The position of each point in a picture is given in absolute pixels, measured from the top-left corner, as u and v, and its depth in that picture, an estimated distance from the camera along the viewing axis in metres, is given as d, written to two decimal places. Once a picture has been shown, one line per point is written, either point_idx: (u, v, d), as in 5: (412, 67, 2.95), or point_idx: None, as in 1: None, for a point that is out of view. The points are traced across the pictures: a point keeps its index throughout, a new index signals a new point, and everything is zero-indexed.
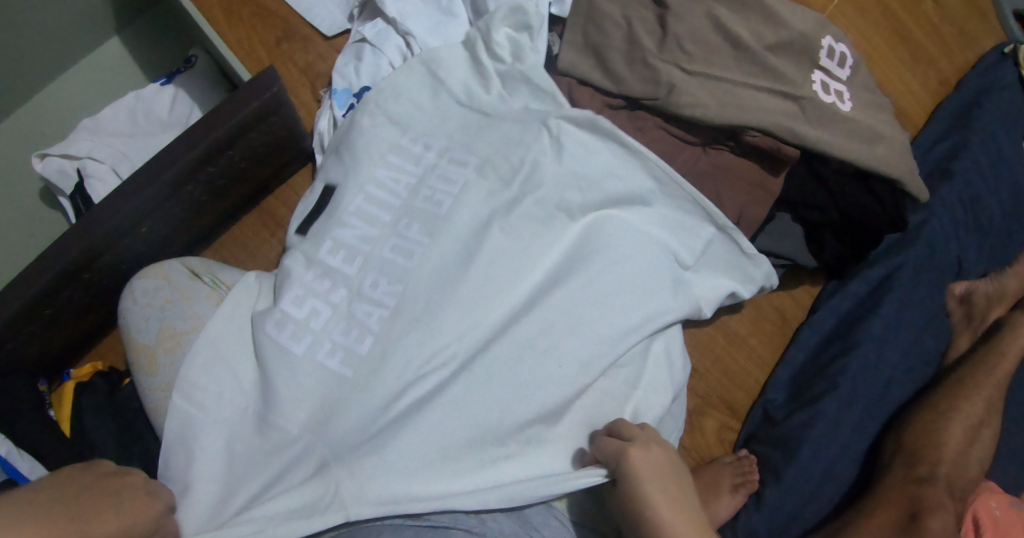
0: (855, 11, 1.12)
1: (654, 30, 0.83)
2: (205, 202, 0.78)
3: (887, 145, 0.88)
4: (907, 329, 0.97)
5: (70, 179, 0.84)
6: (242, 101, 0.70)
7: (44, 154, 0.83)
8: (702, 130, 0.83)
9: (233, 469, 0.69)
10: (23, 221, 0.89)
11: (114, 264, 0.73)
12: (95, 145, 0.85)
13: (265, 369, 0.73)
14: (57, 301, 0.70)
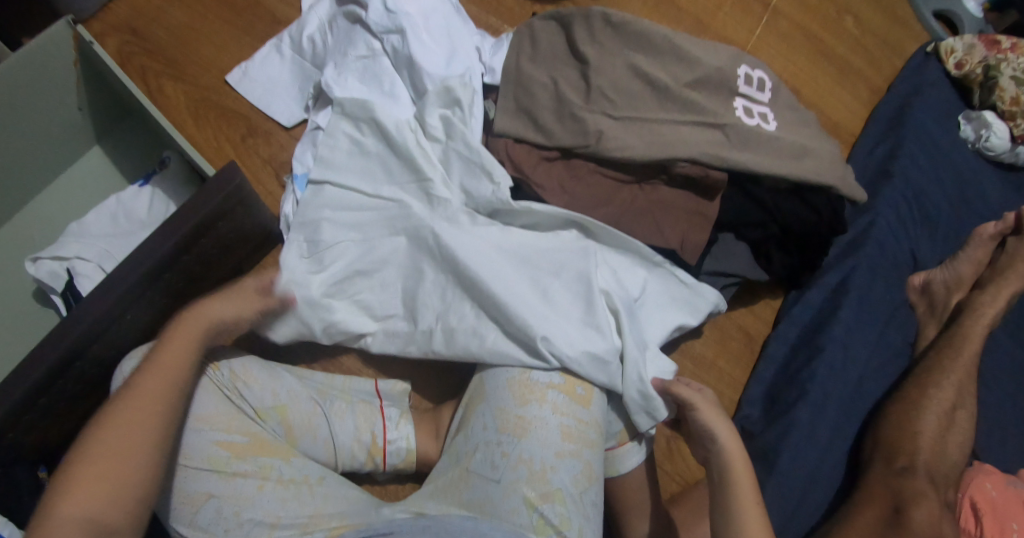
0: (778, 37, 1.21)
1: (580, 85, 0.91)
2: (183, 289, 0.85)
3: (815, 159, 0.94)
4: (871, 326, 1.01)
5: (60, 279, 0.91)
6: (211, 191, 0.78)
7: (36, 257, 0.91)
8: (635, 169, 0.89)
9: (223, 531, 0.70)
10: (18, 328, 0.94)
11: (101, 354, 0.79)
12: (82, 247, 0.92)
13: (256, 436, 0.75)
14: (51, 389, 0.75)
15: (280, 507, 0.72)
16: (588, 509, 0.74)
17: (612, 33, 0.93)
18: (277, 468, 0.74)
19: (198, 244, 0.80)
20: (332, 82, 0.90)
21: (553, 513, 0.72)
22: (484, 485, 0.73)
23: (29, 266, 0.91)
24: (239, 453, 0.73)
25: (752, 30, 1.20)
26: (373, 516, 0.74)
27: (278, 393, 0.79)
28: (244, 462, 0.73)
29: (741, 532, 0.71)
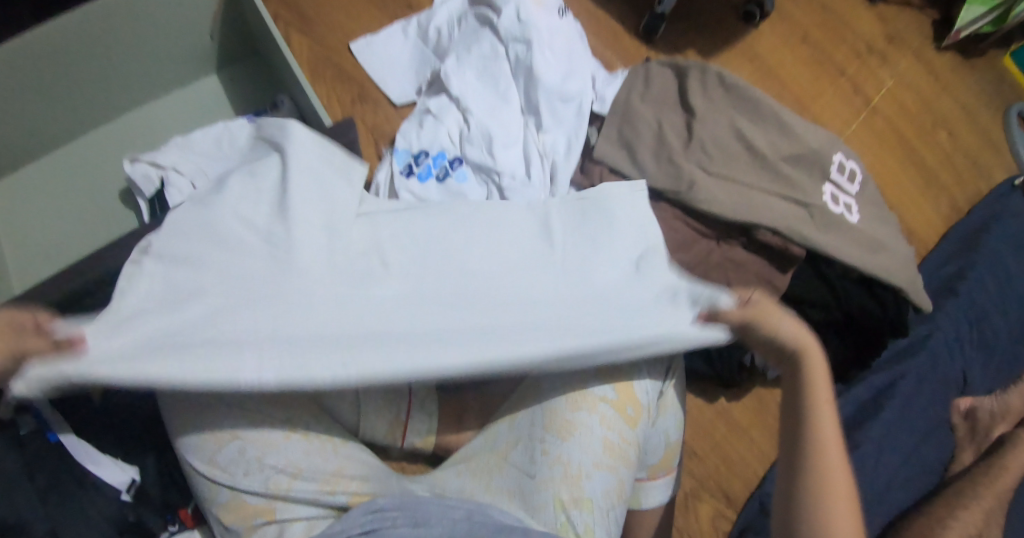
0: (870, 132, 1.23)
1: (682, 133, 0.94)
2: None
3: (891, 256, 0.94)
4: (908, 435, 1.01)
5: (151, 184, 0.94)
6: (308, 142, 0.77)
7: (134, 159, 0.95)
8: (716, 224, 0.90)
9: (243, 473, 0.68)
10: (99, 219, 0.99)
11: None
12: (179, 160, 0.94)
13: (290, 381, 0.73)
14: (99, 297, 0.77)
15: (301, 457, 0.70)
16: (612, 526, 0.73)
17: (722, 92, 0.97)
18: (303, 419, 0.73)
19: None
20: (452, 72, 0.94)
21: (578, 520, 0.71)
22: (518, 475, 0.75)
23: (126, 165, 0.94)
24: (269, 397, 0.71)
25: (849, 123, 1.23)
26: (392, 486, 0.75)
27: None
28: (273, 409, 0.71)
29: (808, 428, 0.70)
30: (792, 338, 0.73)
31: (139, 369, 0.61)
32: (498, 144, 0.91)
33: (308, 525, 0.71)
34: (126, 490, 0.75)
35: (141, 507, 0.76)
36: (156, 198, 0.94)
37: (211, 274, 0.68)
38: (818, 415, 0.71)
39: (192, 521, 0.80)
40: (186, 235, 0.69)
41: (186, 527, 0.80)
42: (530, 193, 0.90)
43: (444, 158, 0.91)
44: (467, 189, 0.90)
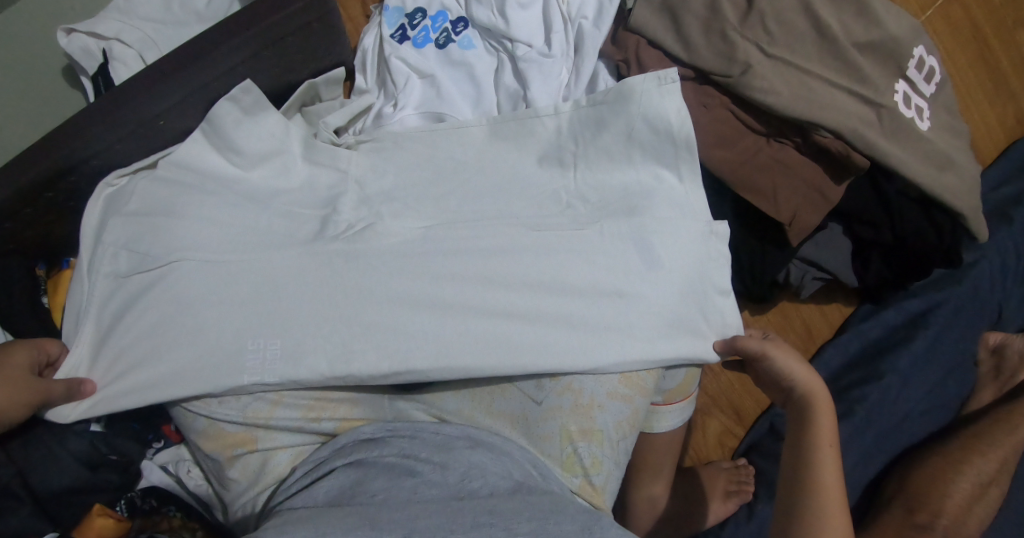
0: (945, 23, 1.04)
1: (739, 4, 0.75)
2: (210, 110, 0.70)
3: (959, 175, 0.82)
4: (933, 370, 0.92)
5: (94, 59, 0.76)
6: (264, 9, 0.66)
7: (69, 28, 0.75)
8: (769, 120, 0.75)
9: (217, 400, 0.62)
10: (36, 94, 0.83)
11: (107, 166, 0.67)
12: (124, 27, 0.75)
13: (231, 292, 0.62)
14: (42, 202, 0.65)
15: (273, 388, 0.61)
16: (621, 457, 0.65)
17: None
18: (245, 333, 0.61)
19: (260, 56, 0.68)
20: None
21: (586, 453, 0.63)
22: (523, 400, 0.64)
23: (60, 38, 0.75)
24: (205, 314, 0.61)
25: (923, 8, 1.03)
26: (386, 411, 0.65)
27: (263, 232, 0.64)
28: (208, 325, 0.61)
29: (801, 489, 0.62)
30: (797, 374, 0.66)
31: (118, 338, 0.61)
32: (512, 1, 0.72)
33: (295, 454, 0.63)
34: (97, 419, 0.68)
35: (114, 438, 0.69)
36: (99, 74, 0.75)
37: (172, 228, 0.63)
38: (820, 471, 0.62)
39: (177, 437, 0.74)
40: (153, 187, 0.65)
41: (171, 443, 0.74)
42: (550, 68, 0.73)
43: (445, 19, 0.74)
44: (474, 58, 0.73)
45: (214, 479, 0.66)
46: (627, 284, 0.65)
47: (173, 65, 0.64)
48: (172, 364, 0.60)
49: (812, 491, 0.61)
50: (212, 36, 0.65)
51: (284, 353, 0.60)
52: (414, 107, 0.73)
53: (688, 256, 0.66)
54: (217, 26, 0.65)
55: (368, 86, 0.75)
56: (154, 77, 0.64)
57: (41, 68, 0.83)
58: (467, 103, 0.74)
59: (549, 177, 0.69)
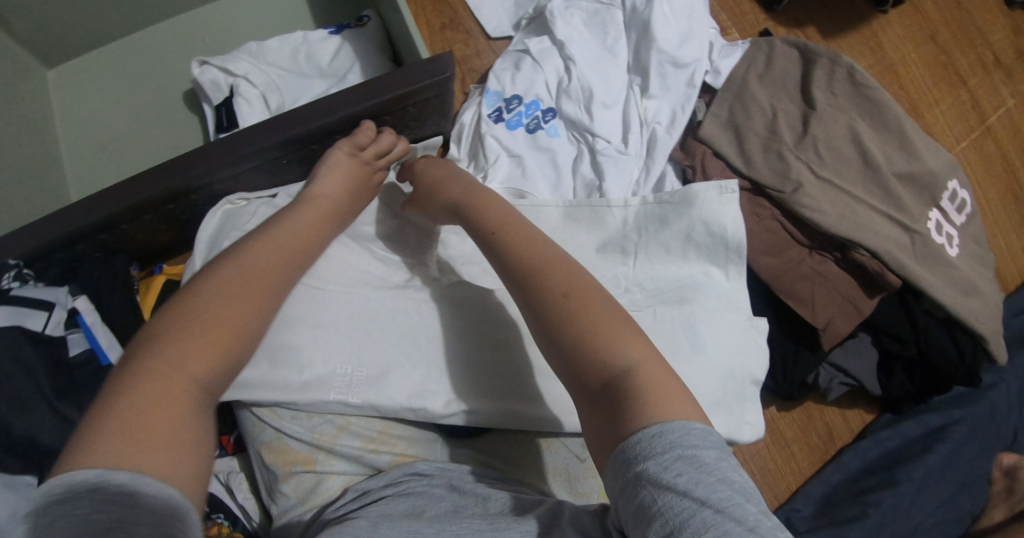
0: (979, 157, 1.12)
1: (796, 128, 0.85)
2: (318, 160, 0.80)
3: (982, 301, 0.89)
4: (948, 483, 0.96)
5: (220, 92, 0.86)
6: (397, 80, 0.71)
7: (203, 61, 0.85)
8: (814, 234, 0.82)
9: (289, 416, 0.69)
10: (160, 117, 0.94)
11: (220, 192, 0.75)
12: (253, 69, 0.86)
13: (324, 321, 0.70)
14: (158, 211, 0.74)
15: (349, 410, 0.68)
16: None
17: (849, 88, 0.87)
18: (335, 360, 0.68)
19: (376, 120, 0.75)
20: (559, 12, 0.84)
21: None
22: (568, 457, 0.71)
23: (193, 67, 0.85)
24: (299, 336, 0.68)
25: (959, 140, 1.12)
26: (437, 453, 0.70)
27: (359, 279, 0.74)
28: (301, 344, 0.68)
29: (554, 316, 0.57)
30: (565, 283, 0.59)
31: None
32: (598, 103, 0.82)
33: (346, 481, 0.68)
34: None
35: None
36: (223, 106, 0.85)
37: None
38: (590, 337, 0.56)
39: (232, 449, 0.78)
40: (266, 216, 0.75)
41: (226, 453, 0.78)
42: (624, 163, 0.81)
43: (537, 108, 0.83)
44: (558, 145, 0.83)
45: (264, 492, 0.71)
46: (677, 363, 0.70)
47: (300, 117, 0.71)
48: (261, 375, 0.67)
49: (611, 364, 0.54)
50: (336, 100, 0.71)
51: (370, 385, 0.68)
52: (500, 182, 0.80)
53: (730, 342, 0.73)
54: (348, 88, 0.72)
55: (460, 155, 0.84)
56: (282, 123, 0.71)
57: (168, 99, 0.94)
58: (546, 183, 0.82)
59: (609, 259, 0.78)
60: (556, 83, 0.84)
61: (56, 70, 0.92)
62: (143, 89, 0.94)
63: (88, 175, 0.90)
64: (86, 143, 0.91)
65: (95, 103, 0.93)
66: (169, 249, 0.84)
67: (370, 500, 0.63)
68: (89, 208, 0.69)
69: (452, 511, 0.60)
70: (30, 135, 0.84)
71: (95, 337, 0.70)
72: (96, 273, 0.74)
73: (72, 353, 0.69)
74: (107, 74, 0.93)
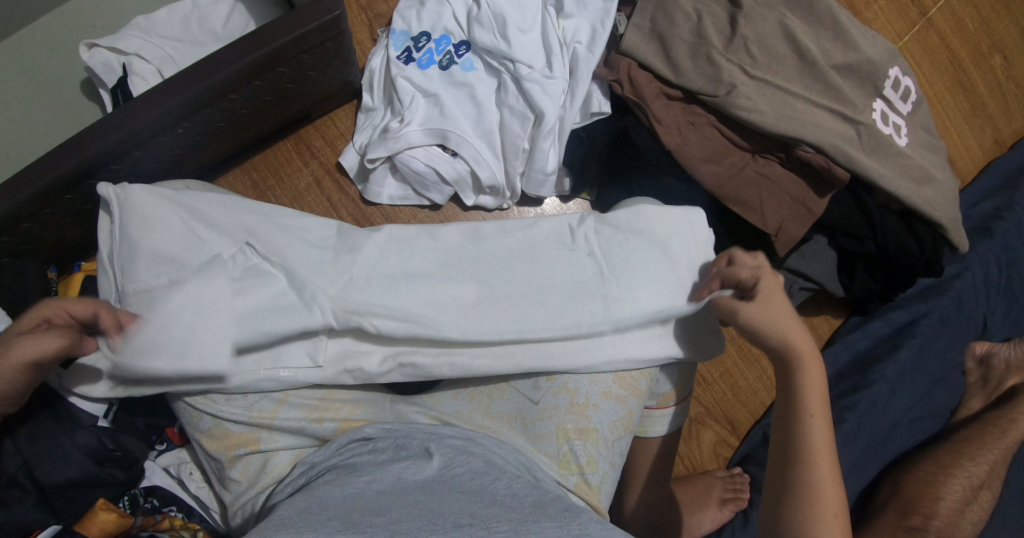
0: (922, 48, 1.09)
1: (724, 30, 0.80)
2: (224, 127, 0.73)
3: (937, 189, 0.86)
4: (924, 378, 0.94)
5: (113, 74, 0.79)
6: (284, 25, 0.66)
7: (91, 43, 0.78)
8: (754, 136, 0.79)
9: (225, 398, 0.64)
10: (55, 105, 0.88)
11: (122, 173, 0.70)
12: (145, 45, 0.80)
13: (229, 290, 0.63)
14: (58, 202, 0.68)
15: (284, 384, 0.64)
16: (616, 458, 0.67)
17: None
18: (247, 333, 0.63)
19: (271, 72, 0.69)
20: None
21: (583, 453, 0.65)
22: (521, 400, 0.67)
23: (82, 51, 0.78)
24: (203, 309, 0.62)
25: (900, 35, 1.08)
26: (387, 413, 0.66)
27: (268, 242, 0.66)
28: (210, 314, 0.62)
29: (800, 440, 0.62)
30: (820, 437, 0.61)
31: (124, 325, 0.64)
32: (513, 27, 0.76)
33: (294, 454, 0.65)
34: (104, 415, 0.68)
35: (119, 434, 0.69)
36: (118, 88, 0.78)
37: (172, 225, 0.64)
38: (815, 450, 0.61)
39: (181, 440, 0.74)
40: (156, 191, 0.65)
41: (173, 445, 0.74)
42: (553, 88, 0.76)
43: (448, 42, 0.78)
44: (475, 79, 0.77)
45: (213, 480, 0.67)
46: (611, 286, 0.67)
47: (188, 78, 0.66)
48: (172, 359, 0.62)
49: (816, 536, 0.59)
50: (219, 57, 0.66)
51: (303, 353, 0.64)
52: (419, 123, 0.75)
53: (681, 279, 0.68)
54: (233, 42, 0.66)
55: (375, 103, 0.79)
56: (168, 90, 0.66)
57: (62, 86, 0.88)
58: (467, 118, 0.77)
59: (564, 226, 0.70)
60: (465, 12, 0.78)
61: None
62: (32, 79, 0.87)
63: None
64: None
65: None
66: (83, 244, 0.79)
67: (319, 472, 0.60)
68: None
69: (390, 479, 0.56)
70: None
71: None
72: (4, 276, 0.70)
73: None
74: None
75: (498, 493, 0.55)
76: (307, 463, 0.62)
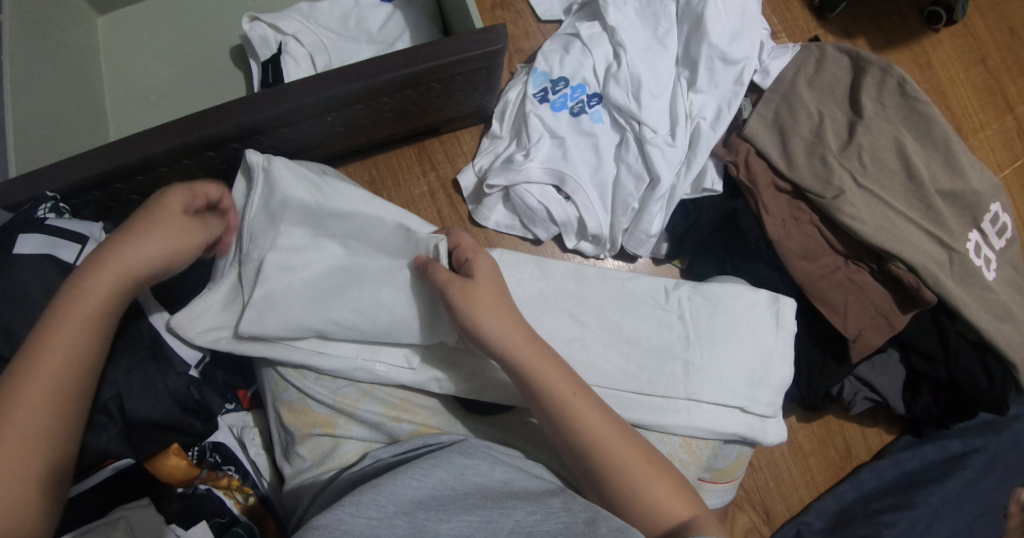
0: (1020, 186, 1.10)
1: (842, 134, 0.84)
2: (364, 124, 0.78)
3: (1018, 330, 0.86)
4: (968, 511, 0.91)
5: (268, 48, 0.84)
6: (450, 47, 0.71)
7: (254, 16, 0.83)
8: (850, 242, 0.81)
9: (314, 377, 0.69)
10: (198, 68, 0.94)
11: (260, 144, 0.75)
12: (303, 29, 0.85)
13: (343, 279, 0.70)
14: (199, 156, 0.73)
15: (375, 376, 0.69)
16: None
17: (899, 100, 0.86)
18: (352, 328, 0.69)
19: (424, 86, 0.74)
20: None
21: None
22: None
23: (243, 21, 0.84)
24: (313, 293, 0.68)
25: (1001, 167, 1.10)
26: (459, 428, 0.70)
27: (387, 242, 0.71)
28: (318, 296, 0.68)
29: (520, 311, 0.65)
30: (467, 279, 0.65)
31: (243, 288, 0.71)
32: (646, 91, 0.80)
33: (363, 447, 0.68)
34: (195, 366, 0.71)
35: (205, 387, 0.71)
36: (270, 63, 0.84)
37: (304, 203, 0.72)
38: (564, 398, 0.61)
39: (249, 404, 0.78)
40: (296, 168, 0.73)
41: (241, 407, 0.78)
42: (672, 155, 0.79)
43: (583, 92, 0.82)
44: (601, 131, 0.81)
45: (278, 453, 0.70)
46: (694, 353, 0.70)
47: (348, 76, 0.70)
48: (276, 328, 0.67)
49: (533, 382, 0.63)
50: (382, 63, 0.70)
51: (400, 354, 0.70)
52: (541, 161, 0.79)
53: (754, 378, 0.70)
54: (396, 53, 0.71)
55: (502, 133, 0.84)
56: (328, 80, 0.70)
57: (211, 50, 0.94)
58: (586, 166, 0.81)
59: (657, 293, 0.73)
60: (601, 66, 0.82)
61: (107, 17, 0.92)
62: (189, 39, 0.94)
63: (131, 123, 0.91)
64: (130, 89, 0.92)
65: (141, 51, 0.93)
66: None
67: (388, 464, 0.62)
68: (126, 147, 0.69)
69: (454, 476, 0.56)
70: (77, 76, 0.85)
71: None
72: None
73: None
74: (154, 25, 0.93)
75: (554, 505, 0.53)
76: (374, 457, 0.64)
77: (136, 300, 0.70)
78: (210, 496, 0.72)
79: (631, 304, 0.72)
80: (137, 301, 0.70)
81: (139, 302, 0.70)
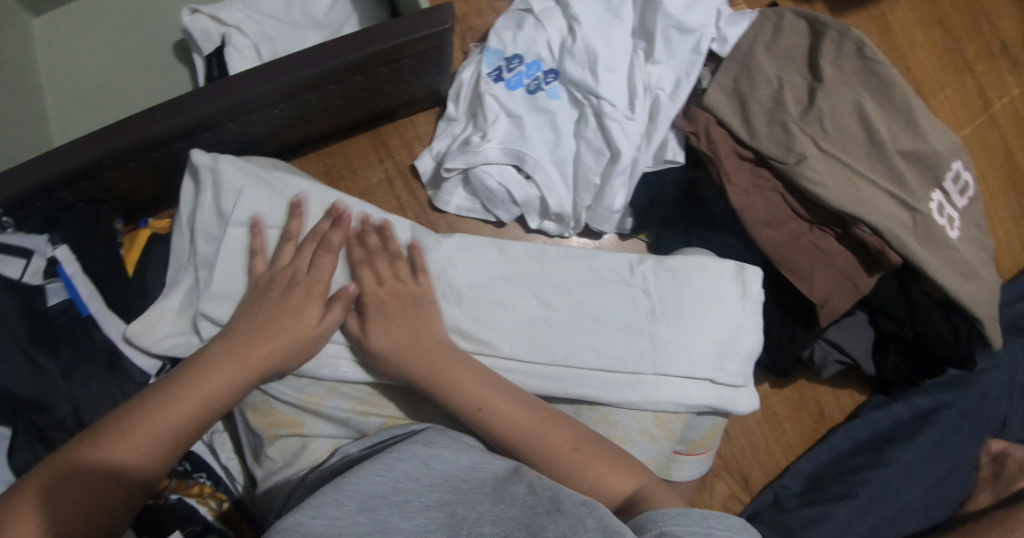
0: (981, 144, 1.10)
1: (801, 100, 0.83)
2: (316, 113, 0.76)
3: (981, 285, 0.86)
4: (939, 467, 0.93)
5: (210, 42, 0.82)
6: (397, 28, 0.69)
7: (194, 9, 0.81)
8: (815, 208, 0.81)
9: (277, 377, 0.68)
10: (143, 65, 0.91)
11: (208, 141, 0.73)
12: (246, 19, 0.83)
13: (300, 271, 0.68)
14: (145, 158, 0.71)
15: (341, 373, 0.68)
16: None
17: (857, 62, 0.85)
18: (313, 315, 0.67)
19: (373, 70, 0.72)
20: None
21: None
22: None
23: (184, 14, 0.81)
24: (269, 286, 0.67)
25: (962, 126, 1.10)
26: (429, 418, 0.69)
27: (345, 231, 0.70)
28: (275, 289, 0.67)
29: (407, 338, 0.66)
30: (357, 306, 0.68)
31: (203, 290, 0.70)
32: (603, 66, 0.79)
33: (332, 444, 0.67)
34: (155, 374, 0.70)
35: None
36: (214, 57, 0.82)
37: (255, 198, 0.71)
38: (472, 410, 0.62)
39: None
40: (245, 166, 0.71)
41: None
42: (631, 129, 0.79)
43: (539, 69, 0.81)
44: (558, 108, 0.80)
45: (248, 457, 0.69)
46: (660, 327, 0.70)
47: (293, 65, 0.68)
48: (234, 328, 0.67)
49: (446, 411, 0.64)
50: (326, 48, 0.68)
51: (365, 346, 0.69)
52: (499, 142, 0.78)
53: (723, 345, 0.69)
54: (340, 38, 0.69)
55: (458, 115, 0.82)
56: (271, 69, 0.68)
57: (156, 46, 0.91)
58: (545, 145, 0.79)
59: (621, 269, 0.72)
60: (557, 43, 0.81)
61: (43, 17, 0.89)
62: (132, 35, 0.91)
63: (76, 126, 0.88)
64: (72, 90, 0.88)
65: (80, 49, 0.89)
66: (153, 203, 0.82)
67: (357, 458, 0.61)
68: (66, 153, 0.66)
69: (417, 469, 0.55)
70: (14, 79, 0.82)
71: (75, 288, 0.67)
72: (79, 221, 0.71)
73: (50, 302, 0.67)
74: (93, 22, 0.90)
75: (517, 491, 0.52)
76: (344, 451, 0.64)
77: (88, 312, 0.68)
78: (182, 505, 0.70)
79: (597, 282, 0.72)
80: (89, 314, 0.68)
81: (91, 314, 0.68)
